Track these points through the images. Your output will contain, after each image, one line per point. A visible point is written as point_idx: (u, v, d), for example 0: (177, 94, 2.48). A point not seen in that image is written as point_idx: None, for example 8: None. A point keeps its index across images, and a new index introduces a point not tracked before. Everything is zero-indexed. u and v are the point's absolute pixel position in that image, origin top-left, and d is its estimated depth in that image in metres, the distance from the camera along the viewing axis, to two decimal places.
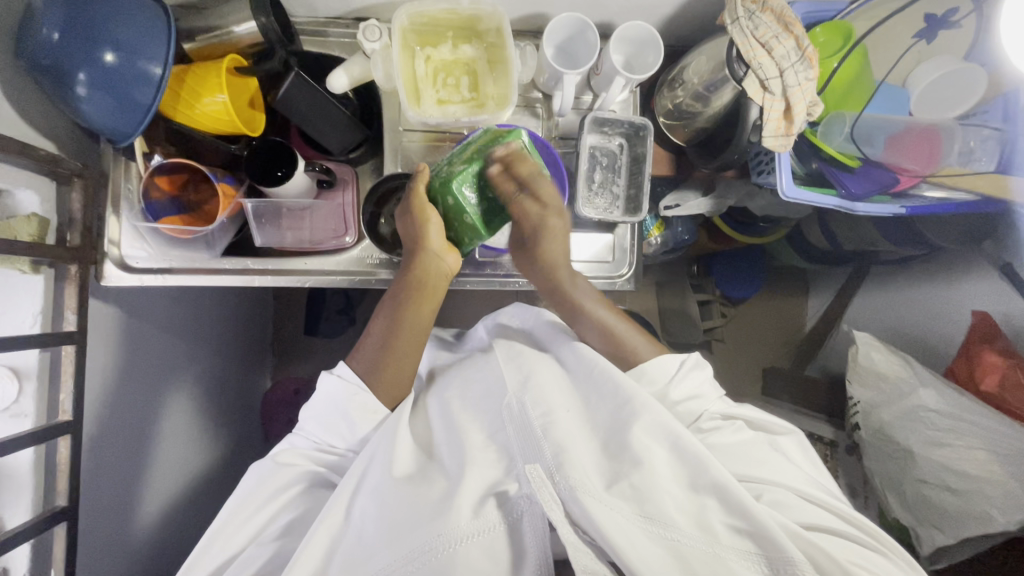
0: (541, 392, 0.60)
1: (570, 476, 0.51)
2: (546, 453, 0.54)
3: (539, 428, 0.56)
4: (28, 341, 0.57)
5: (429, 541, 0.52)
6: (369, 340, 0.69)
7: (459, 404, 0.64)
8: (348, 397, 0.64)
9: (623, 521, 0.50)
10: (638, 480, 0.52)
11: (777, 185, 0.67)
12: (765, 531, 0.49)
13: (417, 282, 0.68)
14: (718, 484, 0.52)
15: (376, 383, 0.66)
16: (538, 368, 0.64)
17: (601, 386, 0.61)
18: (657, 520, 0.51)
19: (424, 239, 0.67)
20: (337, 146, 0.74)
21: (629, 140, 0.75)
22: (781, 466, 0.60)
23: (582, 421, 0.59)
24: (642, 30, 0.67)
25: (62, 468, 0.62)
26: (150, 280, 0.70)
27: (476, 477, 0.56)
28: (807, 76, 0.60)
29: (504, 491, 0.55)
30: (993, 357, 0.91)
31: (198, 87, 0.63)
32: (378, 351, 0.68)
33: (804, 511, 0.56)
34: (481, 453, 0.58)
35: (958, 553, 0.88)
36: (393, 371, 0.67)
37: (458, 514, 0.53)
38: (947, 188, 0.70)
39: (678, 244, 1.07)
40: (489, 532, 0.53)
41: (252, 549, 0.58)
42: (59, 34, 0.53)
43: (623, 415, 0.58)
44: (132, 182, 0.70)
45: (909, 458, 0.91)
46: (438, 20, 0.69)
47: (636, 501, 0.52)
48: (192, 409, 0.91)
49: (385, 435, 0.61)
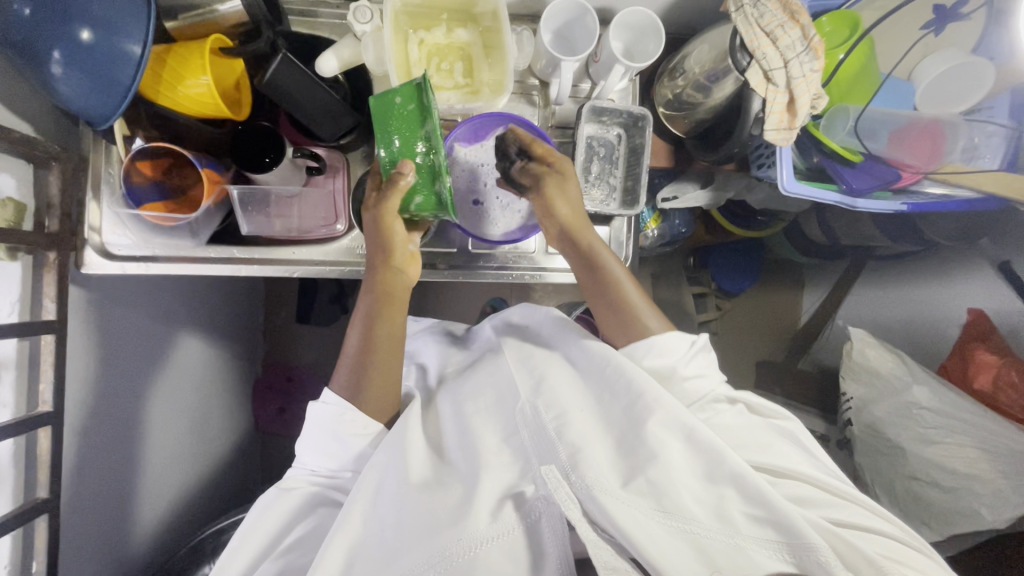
0: (554, 394, 0.59)
1: (585, 475, 0.50)
2: (561, 453, 0.53)
3: (552, 429, 0.55)
4: (5, 329, 0.56)
5: (449, 547, 0.51)
6: (345, 361, 0.66)
7: (472, 408, 0.63)
8: (336, 418, 0.63)
9: (641, 517, 0.49)
10: (655, 476, 0.51)
11: (777, 179, 0.66)
12: (784, 518, 0.48)
13: (382, 292, 0.67)
14: (736, 474, 0.51)
15: (365, 399, 0.64)
16: (550, 370, 0.63)
17: (617, 386, 0.59)
18: (676, 514, 0.50)
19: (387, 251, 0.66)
20: (328, 132, 0.71)
21: (627, 131, 0.74)
22: (793, 449, 0.59)
23: (596, 419, 0.58)
24: (643, 15, 0.65)
25: (43, 460, 0.61)
26: (133, 268, 0.67)
27: (493, 479, 0.55)
28: (812, 68, 0.57)
29: (521, 492, 0.54)
30: (987, 355, 0.91)
31: (181, 68, 0.60)
32: (358, 363, 0.65)
33: (822, 502, 0.54)
34: (495, 456, 0.57)
35: (946, 548, 0.89)
36: (377, 380, 0.65)
37: (477, 518, 0.52)
38: (949, 185, 0.69)
39: (673, 236, 1.05)
40: (508, 535, 0.53)
41: (265, 565, 0.57)
42: (31, 9, 0.50)
43: (636, 410, 0.56)
44: (113, 166, 0.67)
45: (900, 455, 0.91)
46: (433, 2, 0.67)
47: (654, 497, 0.50)
48: (185, 400, 0.91)
49: (394, 439, 0.60)
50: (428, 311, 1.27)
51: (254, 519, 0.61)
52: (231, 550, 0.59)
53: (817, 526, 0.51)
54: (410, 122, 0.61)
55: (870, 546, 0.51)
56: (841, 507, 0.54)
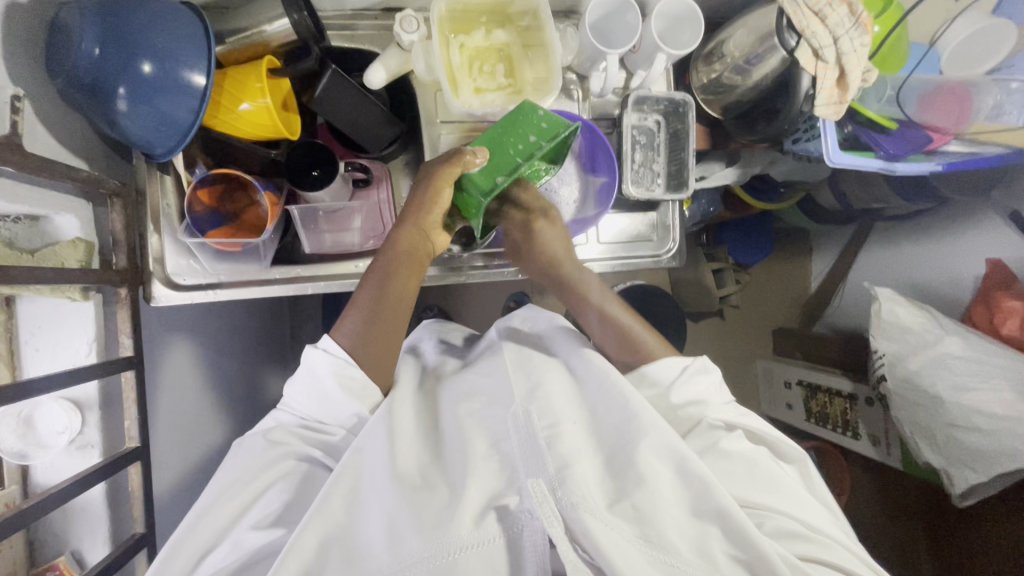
0: (548, 403, 0.59)
1: (572, 492, 0.49)
2: (549, 466, 0.52)
3: (543, 440, 0.54)
4: (91, 370, 0.56)
5: (430, 550, 0.48)
6: (355, 312, 0.64)
7: (469, 416, 0.61)
8: (336, 371, 0.60)
9: (623, 542, 0.48)
10: (641, 501, 0.51)
11: (823, 151, 0.68)
12: (763, 559, 0.50)
13: (408, 254, 0.67)
14: (721, 511, 0.51)
15: (366, 356, 0.62)
16: (546, 377, 0.63)
17: (617, 403, 0.59)
18: (658, 543, 0.49)
19: (425, 215, 0.67)
20: (374, 144, 0.72)
21: (667, 117, 0.76)
22: (785, 490, 0.59)
23: (586, 434, 0.58)
24: (682, 4, 0.66)
25: (133, 496, 0.61)
26: (199, 297, 0.67)
27: (479, 486, 0.53)
28: (862, 43, 0.60)
29: (505, 504, 0.51)
30: (1012, 302, 0.95)
31: (237, 92, 0.60)
32: (370, 318, 0.64)
33: (802, 544, 0.55)
34: (484, 463, 0.55)
35: (987, 489, 0.93)
36: (382, 341, 0.64)
37: (459, 523, 0.50)
38: (979, 143, 0.73)
39: (702, 216, 1.10)
40: (489, 545, 0.50)
41: (242, 531, 0.54)
42: (99, 48, 0.50)
43: (631, 428, 0.56)
44: (170, 197, 0.65)
45: (937, 404, 0.95)
46: (471, 6, 0.67)
47: (638, 524, 0.50)
48: (234, 424, 0.90)
49: (379, 429, 0.58)
50: (457, 312, 1.28)
51: (237, 470, 0.58)
52: (200, 511, 0.55)
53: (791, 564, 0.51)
54: (527, 130, 0.64)
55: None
56: (816, 546, 0.55)
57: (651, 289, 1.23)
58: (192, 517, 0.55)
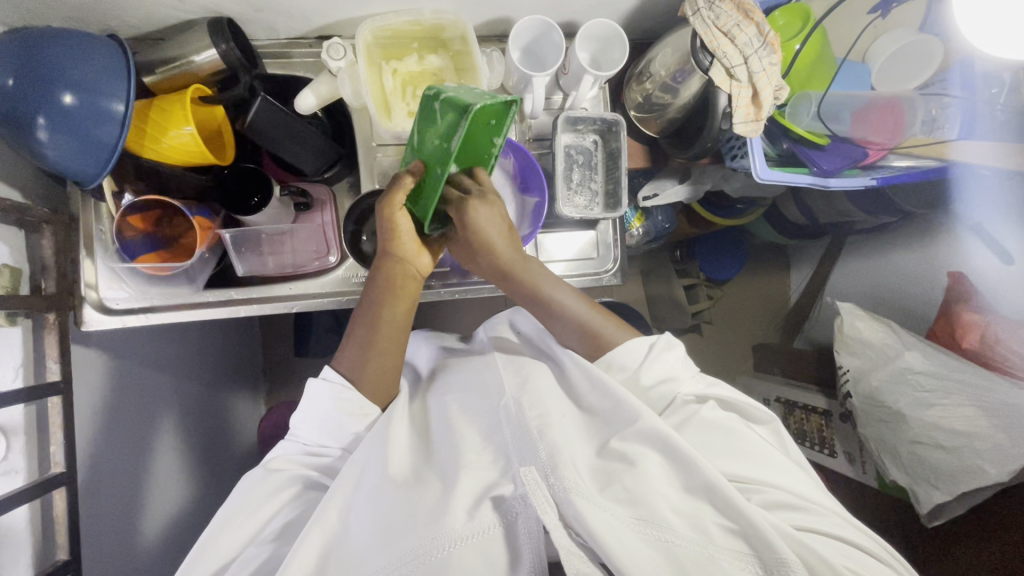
0: (538, 395, 0.59)
1: (564, 477, 0.49)
2: (541, 453, 0.52)
3: (534, 430, 0.54)
4: (13, 396, 0.56)
5: (424, 545, 0.50)
6: (350, 342, 0.65)
7: (457, 409, 0.62)
8: (334, 396, 0.61)
9: (615, 523, 0.48)
10: (631, 483, 0.51)
11: (752, 168, 0.68)
12: (757, 531, 0.48)
13: (388, 282, 0.66)
14: (711, 484, 0.50)
15: (363, 381, 0.63)
16: (535, 372, 0.64)
17: (599, 387, 0.60)
18: (651, 521, 0.49)
19: (392, 243, 0.65)
20: (311, 167, 0.71)
21: (603, 136, 0.76)
22: (775, 460, 0.57)
23: (577, 426, 0.59)
24: (606, 26, 0.67)
25: (60, 522, 0.61)
26: (132, 321, 0.68)
27: (471, 478, 0.54)
28: (771, 61, 0.61)
29: (500, 493, 0.52)
30: (971, 316, 0.93)
31: (164, 120, 0.61)
32: (361, 349, 0.64)
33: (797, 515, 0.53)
34: (476, 455, 0.56)
35: (954, 508, 0.90)
36: (375, 368, 0.64)
37: (453, 517, 0.51)
38: (915, 156, 0.72)
39: (659, 233, 1.10)
40: (485, 533, 0.51)
41: (249, 550, 0.56)
42: (15, 80, 0.52)
43: (624, 412, 0.57)
44: (103, 222, 0.68)
45: (900, 421, 0.93)
46: (402, 33, 0.69)
47: (631, 504, 0.50)
48: (185, 446, 0.89)
49: (374, 437, 0.59)
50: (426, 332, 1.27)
51: (235, 505, 0.58)
52: (207, 539, 0.56)
53: (786, 536, 0.49)
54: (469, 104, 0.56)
55: (834, 555, 0.50)
56: (808, 515, 0.54)
57: (617, 306, 1.22)
58: (195, 551, 0.56)
